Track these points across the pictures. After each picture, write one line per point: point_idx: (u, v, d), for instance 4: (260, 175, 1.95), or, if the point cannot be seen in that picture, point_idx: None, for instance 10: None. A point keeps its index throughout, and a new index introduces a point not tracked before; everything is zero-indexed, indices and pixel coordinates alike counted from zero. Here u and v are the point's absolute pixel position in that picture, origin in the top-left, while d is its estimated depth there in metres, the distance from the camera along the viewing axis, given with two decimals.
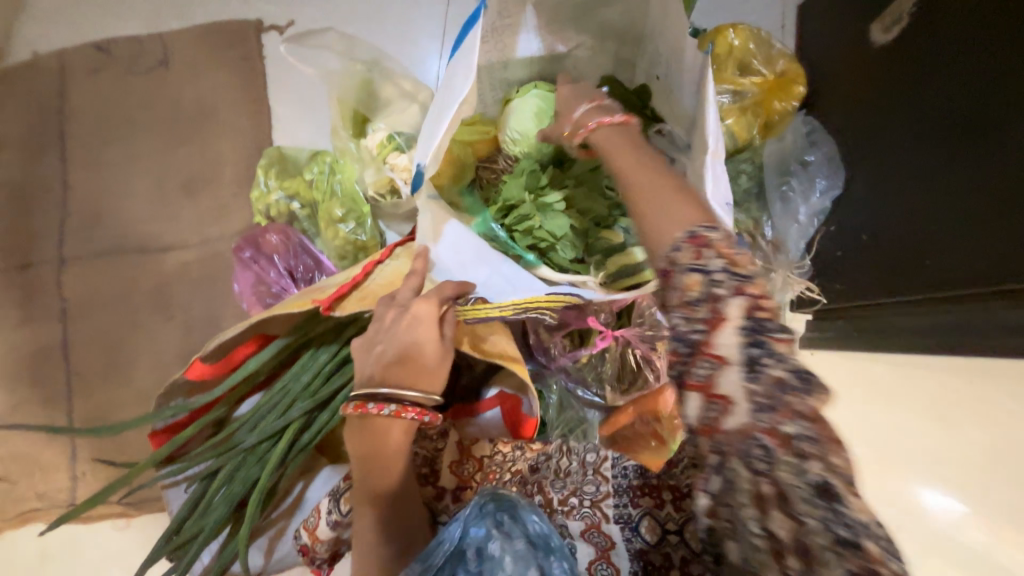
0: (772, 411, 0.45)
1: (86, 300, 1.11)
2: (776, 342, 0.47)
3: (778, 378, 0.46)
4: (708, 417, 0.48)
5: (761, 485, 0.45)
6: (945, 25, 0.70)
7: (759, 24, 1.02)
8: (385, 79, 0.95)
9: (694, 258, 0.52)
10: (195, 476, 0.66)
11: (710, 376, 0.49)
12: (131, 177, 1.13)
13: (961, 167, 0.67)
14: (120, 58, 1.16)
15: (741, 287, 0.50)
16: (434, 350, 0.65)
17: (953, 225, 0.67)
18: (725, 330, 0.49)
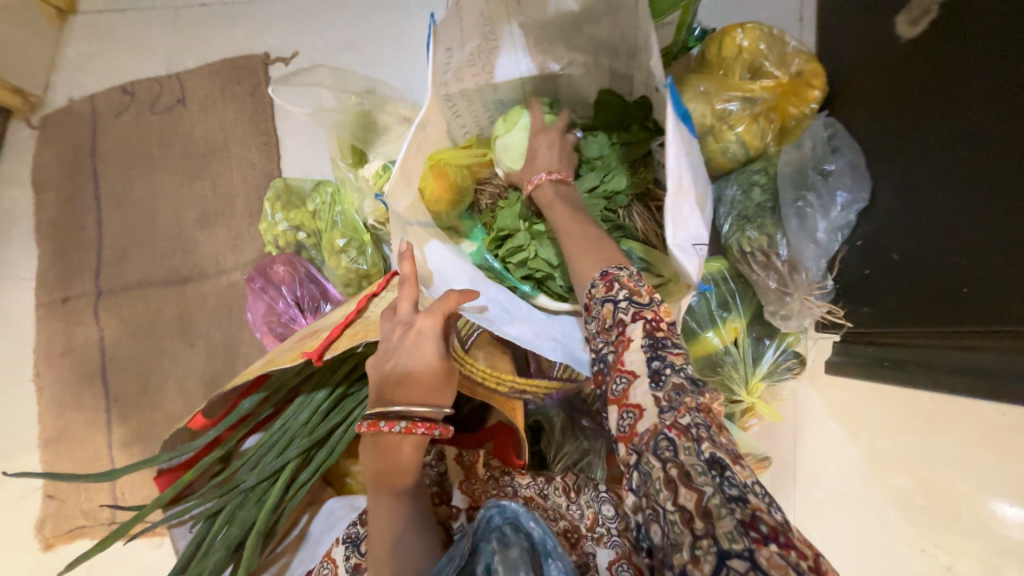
0: (673, 410, 0.51)
1: (121, 329, 1.18)
2: (672, 355, 0.55)
3: (678, 383, 0.53)
4: (624, 425, 0.55)
5: (668, 470, 0.48)
6: (969, 24, 0.64)
7: (772, 22, 0.95)
8: (381, 108, 0.95)
9: (606, 291, 0.62)
10: (198, 517, 0.68)
11: (625, 388, 0.56)
12: (155, 212, 1.20)
13: (997, 180, 0.60)
14: (143, 100, 1.22)
15: (640, 312, 0.58)
16: (443, 367, 0.64)
17: (995, 247, 0.60)
18: (631, 348, 0.57)
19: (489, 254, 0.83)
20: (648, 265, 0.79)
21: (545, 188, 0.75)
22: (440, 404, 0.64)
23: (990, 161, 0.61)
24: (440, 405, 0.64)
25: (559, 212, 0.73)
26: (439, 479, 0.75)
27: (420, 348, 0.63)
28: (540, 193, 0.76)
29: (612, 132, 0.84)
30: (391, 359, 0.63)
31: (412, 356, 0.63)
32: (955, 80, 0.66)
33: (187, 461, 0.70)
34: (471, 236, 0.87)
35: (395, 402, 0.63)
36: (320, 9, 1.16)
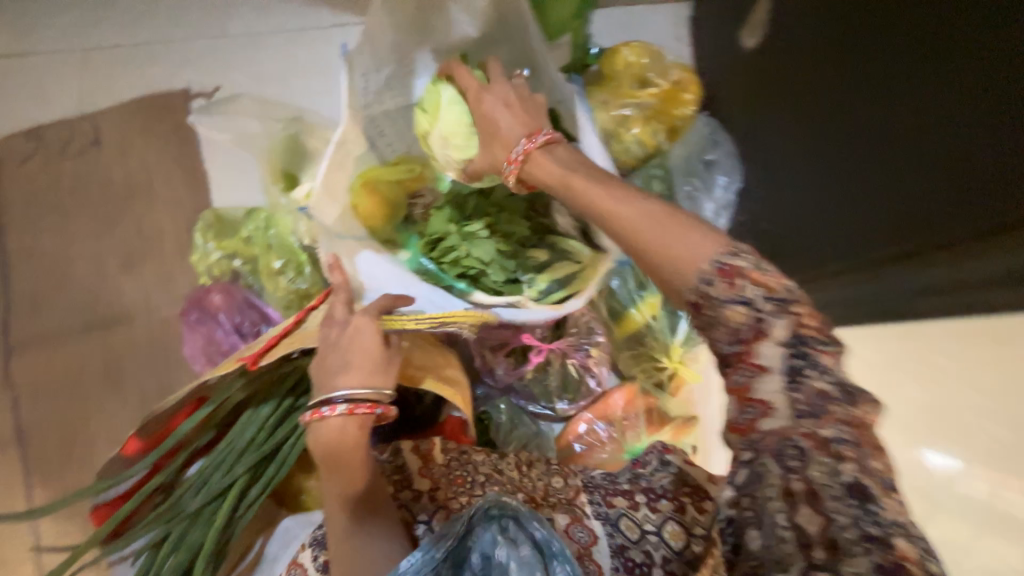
0: (814, 417, 0.42)
1: (39, 385, 1.10)
2: (823, 355, 0.44)
3: (822, 389, 0.43)
4: (741, 419, 0.45)
5: (791, 483, 0.41)
6: (786, 36, 0.84)
7: (655, 40, 1.10)
8: (309, 134, 0.99)
9: (727, 289, 0.47)
10: (141, 549, 0.66)
11: (747, 381, 0.46)
12: (73, 257, 1.15)
13: (840, 145, 0.77)
14: (52, 145, 1.18)
15: (784, 308, 0.45)
16: (382, 354, 0.68)
17: (848, 196, 0.76)
18: (768, 342, 0.45)
19: (423, 258, 0.88)
20: (566, 253, 0.88)
21: (537, 159, 0.68)
22: (386, 386, 0.66)
23: (823, 134, 0.80)
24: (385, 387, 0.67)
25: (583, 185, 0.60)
26: (399, 466, 0.78)
27: (359, 336, 0.68)
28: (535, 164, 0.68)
29: None
30: (331, 352, 0.68)
31: (350, 346, 0.67)
32: (790, 87, 0.85)
33: (125, 494, 0.69)
34: (404, 242, 0.90)
35: (338, 389, 0.65)
36: (240, 46, 1.19)
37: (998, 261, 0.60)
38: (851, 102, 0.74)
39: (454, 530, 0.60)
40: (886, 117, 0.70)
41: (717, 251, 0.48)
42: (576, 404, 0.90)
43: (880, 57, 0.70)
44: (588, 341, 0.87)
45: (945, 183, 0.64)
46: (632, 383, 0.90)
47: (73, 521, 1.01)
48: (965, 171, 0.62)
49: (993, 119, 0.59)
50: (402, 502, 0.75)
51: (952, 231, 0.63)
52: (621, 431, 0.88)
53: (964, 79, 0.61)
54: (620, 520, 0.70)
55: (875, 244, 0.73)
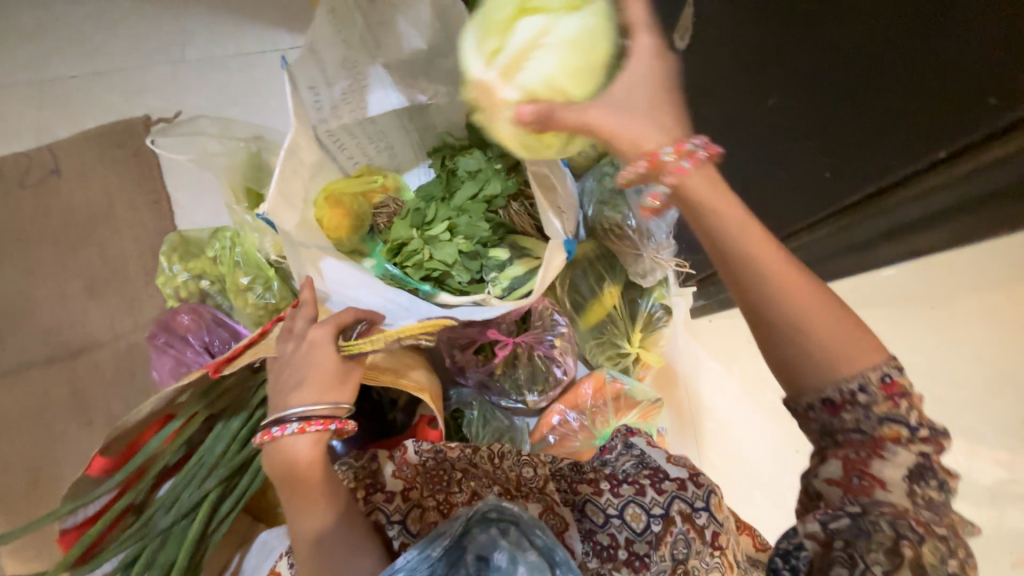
0: (927, 512, 0.43)
1: (1, 421, 1.07)
2: (947, 479, 0.45)
3: (933, 498, 0.44)
4: (854, 481, 0.45)
5: (901, 547, 0.41)
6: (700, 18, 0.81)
7: None
8: (271, 152, 1.02)
9: (890, 407, 0.44)
10: (113, 570, 0.65)
11: (864, 457, 0.45)
12: (33, 288, 1.13)
13: (753, 128, 0.76)
14: (9, 175, 1.17)
15: (934, 437, 0.45)
16: (339, 368, 0.67)
17: (768, 176, 0.76)
18: (903, 444, 0.44)
19: (388, 263, 0.91)
20: (526, 251, 0.93)
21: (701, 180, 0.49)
22: (343, 401, 0.66)
23: (742, 117, 0.78)
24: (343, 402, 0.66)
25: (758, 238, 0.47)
26: (373, 470, 0.76)
27: (314, 351, 0.67)
28: (699, 195, 0.49)
29: (485, 148, 0.96)
30: (287, 367, 0.67)
31: (305, 363, 0.66)
32: (702, 65, 0.83)
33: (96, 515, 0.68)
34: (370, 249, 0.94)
35: (291, 406, 0.63)
36: (199, 70, 1.21)
37: (908, 210, 0.61)
38: (752, 75, 0.73)
39: (452, 529, 0.59)
40: (779, 88, 0.68)
41: (878, 362, 0.45)
42: (546, 395, 0.91)
43: (766, 27, 0.68)
44: (552, 333, 0.88)
45: (828, 150, 0.64)
46: (599, 372, 0.94)
47: (42, 557, 0.98)
48: (839, 138, 0.62)
49: (850, 82, 0.58)
50: (376, 505, 0.73)
51: (848, 192, 0.64)
52: (591, 417, 0.93)
53: (845, 57, 0.57)
54: (586, 505, 0.72)
55: (800, 209, 0.72)
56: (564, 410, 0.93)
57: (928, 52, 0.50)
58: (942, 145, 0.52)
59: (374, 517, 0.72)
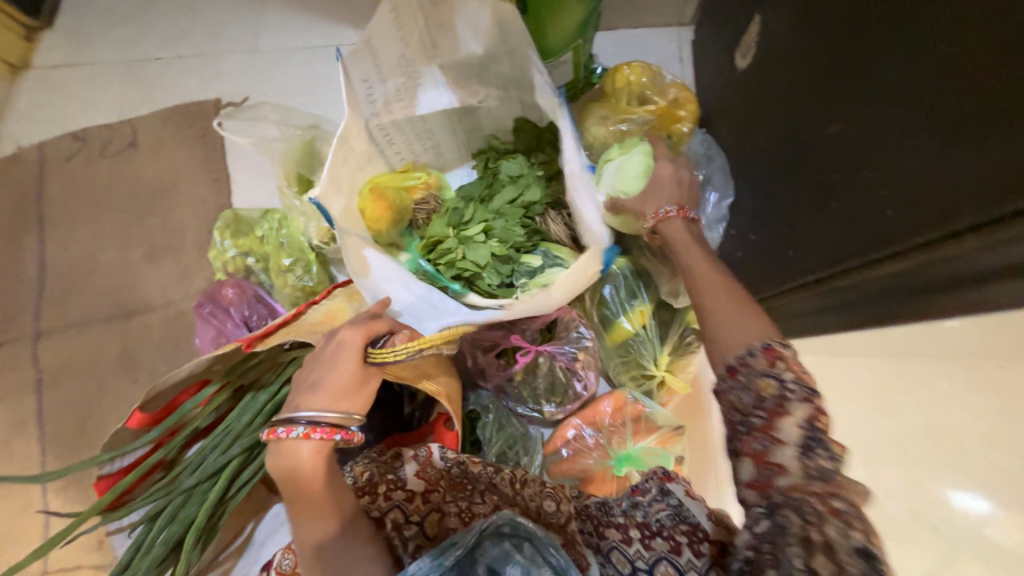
0: (819, 480, 0.49)
1: (61, 367, 1.17)
2: (835, 446, 0.51)
3: (823, 465, 0.50)
4: (760, 476, 0.53)
5: (811, 533, 0.45)
6: (772, 38, 0.77)
7: (658, 61, 1.15)
8: (325, 142, 1.06)
9: (768, 365, 0.56)
10: (139, 520, 0.69)
11: (766, 447, 0.53)
12: (101, 249, 1.23)
13: (804, 161, 0.73)
14: (93, 144, 1.28)
15: (810, 398, 0.53)
16: (359, 377, 0.69)
17: (807, 213, 0.73)
18: (788, 420, 0.53)
19: (422, 259, 0.92)
20: (558, 260, 0.91)
21: (673, 222, 0.77)
22: (356, 411, 0.67)
23: (795, 147, 0.75)
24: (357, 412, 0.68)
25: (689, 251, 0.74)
26: (394, 467, 0.81)
27: (341, 354, 0.69)
28: (670, 229, 0.77)
29: (529, 154, 0.98)
30: (313, 361, 0.70)
31: (328, 367, 0.68)
32: (772, 89, 0.79)
33: (130, 466, 0.72)
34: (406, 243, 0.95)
35: (307, 408, 0.65)
36: (269, 60, 1.28)
37: (944, 268, 0.53)
38: (819, 102, 0.69)
39: (467, 539, 0.67)
40: (846, 116, 0.64)
41: (765, 336, 0.58)
42: (564, 408, 0.89)
43: (843, 54, 0.64)
44: (576, 346, 0.86)
45: (889, 184, 0.58)
46: (622, 391, 0.91)
47: (81, 497, 1.07)
48: (903, 175, 0.56)
49: (923, 117, 0.53)
50: (394, 503, 0.77)
51: (901, 233, 0.57)
52: (609, 438, 0.90)
53: (913, 103, 0.54)
54: (612, 552, 0.72)
55: (833, 252, 0.68)
56: (581, 427, 0.91)
57: (1015, 95, 0.44)
58: (1016, 195, 0.44)
59: (391, 515, 0.77)
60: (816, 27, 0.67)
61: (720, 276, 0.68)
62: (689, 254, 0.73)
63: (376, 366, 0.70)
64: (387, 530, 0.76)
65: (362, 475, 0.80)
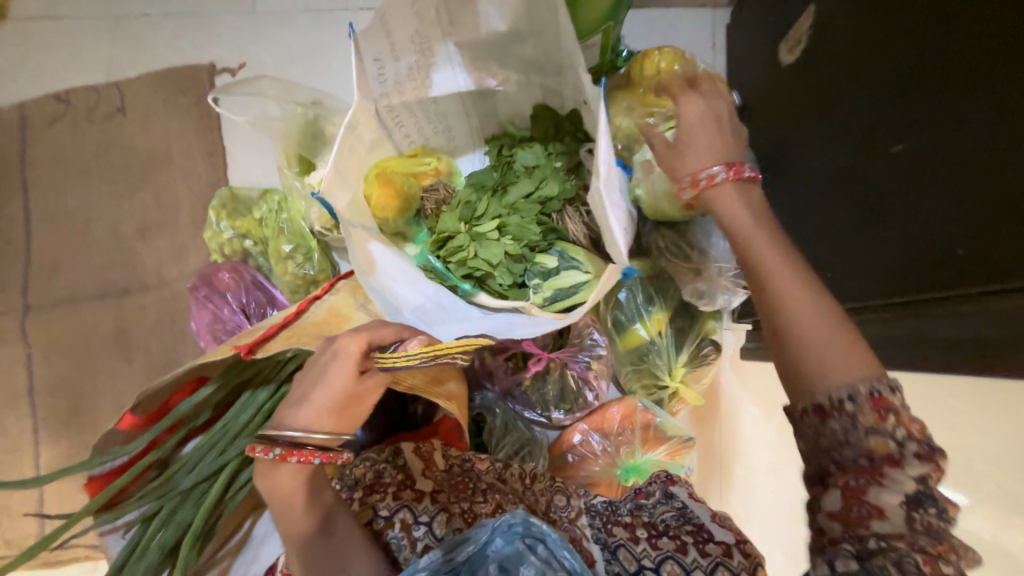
0: (930, 538, 0.47)
1: (52, 344, 1.13)
2: (944, 501, 0.48)
3: (931, 523, 0.47)
4: (853, 513, 0.49)
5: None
6: (831, 34, 0.70)
7: (689, 46, 1.07)
8: (329, 119, 0.97)
9: (876, 420, 0.49)
10: (133, 521, 0.67)
11: (863, 486, 0.49)
12: (90, 222, 1.17)
13: (856, 179, 0.67)
14: (79, 108, 1.19)
15: (927, 454, 0.48)
16: (352, 392, 0.67)
17: (855, 234, 0.67)
18: (897, 471, 0.48)
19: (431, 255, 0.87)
20: (575, 262, 0.86)
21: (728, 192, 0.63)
22: (343, 432, 0.67)
23: (847, 162, 0.69)
24: (343, 433, 0.67)
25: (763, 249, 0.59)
26: (402, 466, 0.80)
27: (335, 363, 0.67)
28: (723, 199, 0.63)
29: (547, 143, 0.90)
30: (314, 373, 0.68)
31: (317, 380, 0.67)
32: (826, 92, 0.72)
33: (121, 467, 0.69)
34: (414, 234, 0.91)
35: (298, 424, 0.65)
36: (268, 22, 1.18)
37: (995, 324, 0.51)
38: (884, 117, 0.62)
39: (478, 536, 0.66)
40: (917, 138, 0.58)
41: (868, 376, 0.50)
42: (572, 415, 0.88)
43: (925, 68, 0.57)
44: (591, 354, 0.83)
45: (966, 221, 0.52)
46: (630, 398, 0.90)
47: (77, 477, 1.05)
48: (978, 211, 0.51)
49: (1013, 154, 0.48)
50: (402, 503, 0.75)
51: (958, 283, 0.54)
52: (616, 445, 0.89)
53: (1005, 132, 0.49)
54: (619, 549, 0.71)
55: (883, 280, 0.63)
56: (589, 433, 0.89)
57: None
58: None
59: (400, 515, 0.74)
60: (892, 30, 0.61)
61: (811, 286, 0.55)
62: (755, 238, 0.60)
63: (370, 381, 0.69)
64: (395, 531, 0.74)
65: (369, 474, 0.80)
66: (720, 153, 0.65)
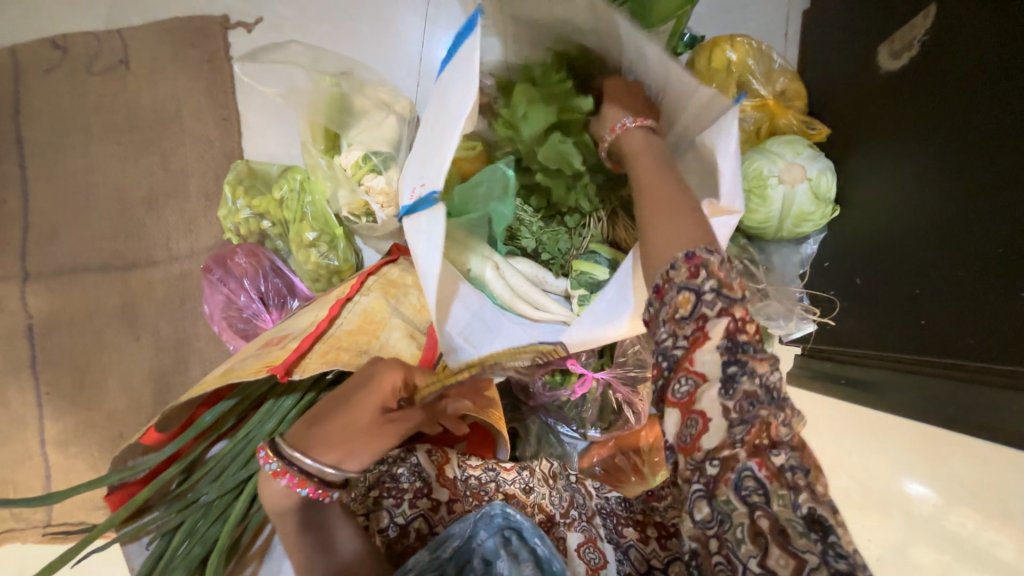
0: (747, 425, 0.41)
1: (54, 317, 1.07)
2: (756, 362, 0.43)
3: (751, 392, 0.42)
4: (686, 436, 0.44)
5: (757, 521, 0.39)
6: (963, 44, 0.62)
7: (760, 35, 0.96)
8: (358, 92, 0.87)
9: (688, 276, 0.46)
10: (156, 533, 0.63)
11: (691, 392, 0.44)
12: (92, 188, 1.08)
13: (976, 219, 0.60)
14: (77, 57, 1.07)
15: (728, 308, 0.44)
16: (368, 433, 0.56)
17: (953, 284, 0.62)
18: (705, 347, 0.44)
19: (502, 204, 0.73)
20: None
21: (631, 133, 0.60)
22: (348, 467, 0.56)
23: (958, 199, 0.62)
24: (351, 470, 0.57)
25: (644, 160, 0.58)
26: (417, 471, 0.72)
27: (361, 394, 0.58)
28: (634, 138, 0.59)
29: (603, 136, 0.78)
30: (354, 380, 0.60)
31: (337, 403, 0.58)
32: (943, 111, 0.65)
33: (145, 478, 0.65)
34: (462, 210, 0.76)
35: (302, 446, 0.56)
36: None
37: None
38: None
39: (456, 531, 0.61)
40: None
41: (690, 245, 0.48)
42: (608, 434, 0.86)
43: None
44: (634, 377, 0.78)
45: None
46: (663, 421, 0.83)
47: None
48: None
49: None
50: (420, 511, 0.70)
51: None
52: (648, 466, 0.83)
53: None
54: (630, 550, 0.69)
55: (997, 337, 0.57)
56: (620, 449, 0.85)
57: None
58: None
59: (417, 524, 0.70)
60: None
61: (669, 191, 0.54)
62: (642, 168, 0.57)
63: (392, 428, 0.58)
64: (411, 539, 0.70)
65: (383, 475, 0.72)
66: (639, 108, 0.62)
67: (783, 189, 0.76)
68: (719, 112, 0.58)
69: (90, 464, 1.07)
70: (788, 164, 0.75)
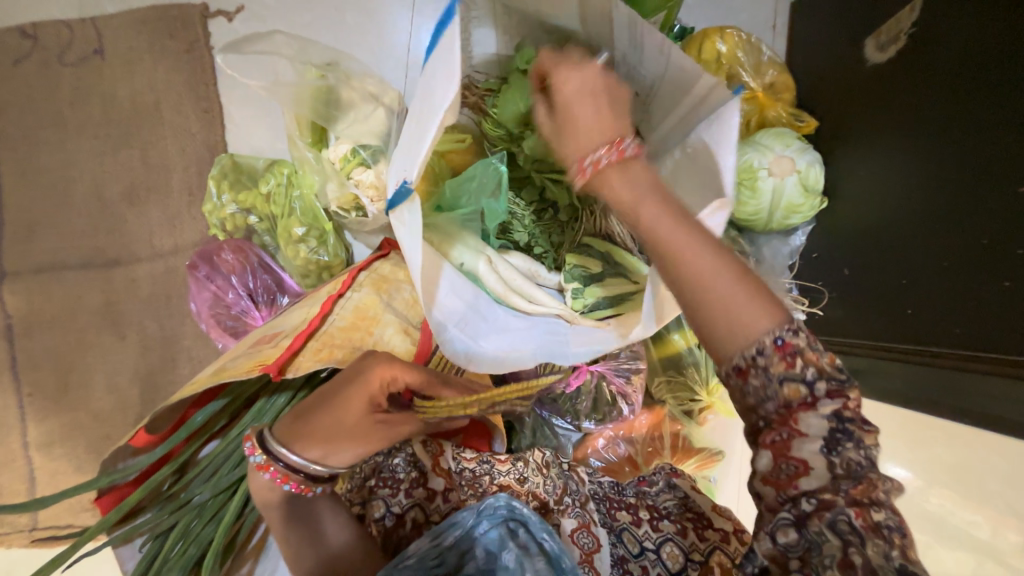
0: (854, 481, 0.40)
1: (33, 317, 1.04)
2: (867, 434, 0.41)
3: (857, 459, 0.40)
4: (780, 474, 0.42)
5: (850, 556, 0.37)
6: (951, 34, 0.63)
7: (749, 26, 0.96)
8: (346, 83, 0.85)
9: (787, 367, 0.42)
10: (149, 536, 0.62)
11: (788, 440, 0.42)
12: (68, 183, 1.04)
13: (965, 208, 0.61)
14: (48, 46, 1.03)
15: (838, 391, 0.41)
16: (354, 431, 0.57)
17: (941, 272, 0.64)
18: (811, 410, 0.41)
19: (494, 199, 0.73)
20: (620, 266, 0.76)
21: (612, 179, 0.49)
22: (332, 463, 0.57)
23: (949, 189, 0.63)
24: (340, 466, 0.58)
25: (659, 217, 0.47)
26: (413, 461, 0.72)
27: (348, 396, 0.57)
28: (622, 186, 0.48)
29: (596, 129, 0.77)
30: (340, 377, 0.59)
31: (321, 402, 0.57)
32: (931, 102, 0.66)
33: (136, 480, 0.64)
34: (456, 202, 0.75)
35: (288, 441, 0.56)
36: None
37: None
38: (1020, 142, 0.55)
39: (462, 521, 0.61)
40: None
41: (773, 325, 0.43)
42: (603, 425, 0.86)
43: None
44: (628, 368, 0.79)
45: None
46: (660, 408, 0.90)
47: None
48: None
49: None
50: (415, 501, 0.70)
51: None
52: (641, 455, 0.89)
53: None
54: (623, 533, 0.69)
55: (986, 323, 0.58)
56: (615, 438, 0.89)
57: None
58: None
59: (412, 514, 0.69)
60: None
61: (715, 254, 0.45)
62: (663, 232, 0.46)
63: (381, 427, 0.59)
64: (407, 530, 0.69)
65: (379, 466, 0.72)
66: (605, 125, 0.50)
67: (772, 181, 0.77)
68: (719, 101, 0.60)
69: (77, 466, 1.05)
70: (778, 157, 0.76)
